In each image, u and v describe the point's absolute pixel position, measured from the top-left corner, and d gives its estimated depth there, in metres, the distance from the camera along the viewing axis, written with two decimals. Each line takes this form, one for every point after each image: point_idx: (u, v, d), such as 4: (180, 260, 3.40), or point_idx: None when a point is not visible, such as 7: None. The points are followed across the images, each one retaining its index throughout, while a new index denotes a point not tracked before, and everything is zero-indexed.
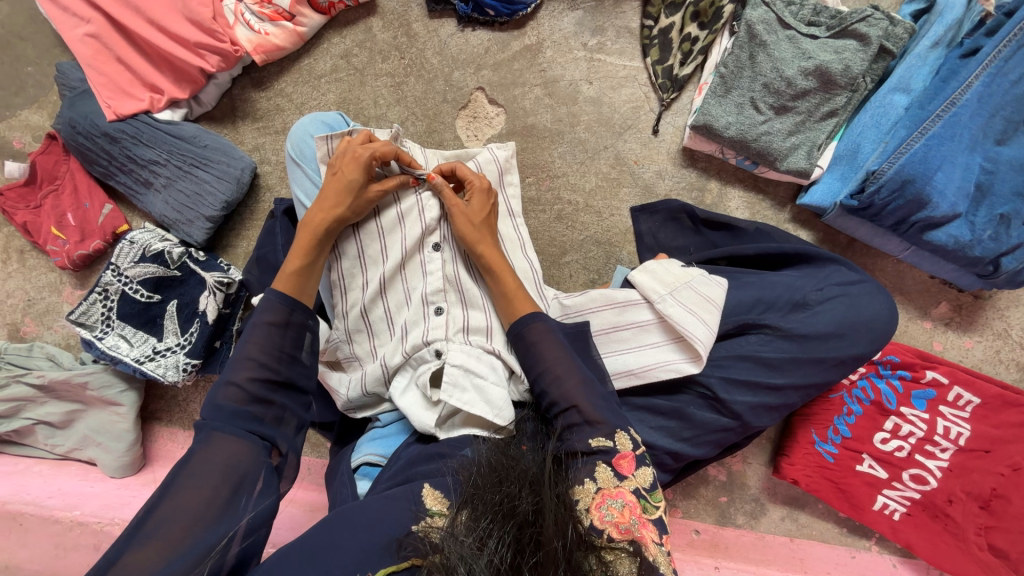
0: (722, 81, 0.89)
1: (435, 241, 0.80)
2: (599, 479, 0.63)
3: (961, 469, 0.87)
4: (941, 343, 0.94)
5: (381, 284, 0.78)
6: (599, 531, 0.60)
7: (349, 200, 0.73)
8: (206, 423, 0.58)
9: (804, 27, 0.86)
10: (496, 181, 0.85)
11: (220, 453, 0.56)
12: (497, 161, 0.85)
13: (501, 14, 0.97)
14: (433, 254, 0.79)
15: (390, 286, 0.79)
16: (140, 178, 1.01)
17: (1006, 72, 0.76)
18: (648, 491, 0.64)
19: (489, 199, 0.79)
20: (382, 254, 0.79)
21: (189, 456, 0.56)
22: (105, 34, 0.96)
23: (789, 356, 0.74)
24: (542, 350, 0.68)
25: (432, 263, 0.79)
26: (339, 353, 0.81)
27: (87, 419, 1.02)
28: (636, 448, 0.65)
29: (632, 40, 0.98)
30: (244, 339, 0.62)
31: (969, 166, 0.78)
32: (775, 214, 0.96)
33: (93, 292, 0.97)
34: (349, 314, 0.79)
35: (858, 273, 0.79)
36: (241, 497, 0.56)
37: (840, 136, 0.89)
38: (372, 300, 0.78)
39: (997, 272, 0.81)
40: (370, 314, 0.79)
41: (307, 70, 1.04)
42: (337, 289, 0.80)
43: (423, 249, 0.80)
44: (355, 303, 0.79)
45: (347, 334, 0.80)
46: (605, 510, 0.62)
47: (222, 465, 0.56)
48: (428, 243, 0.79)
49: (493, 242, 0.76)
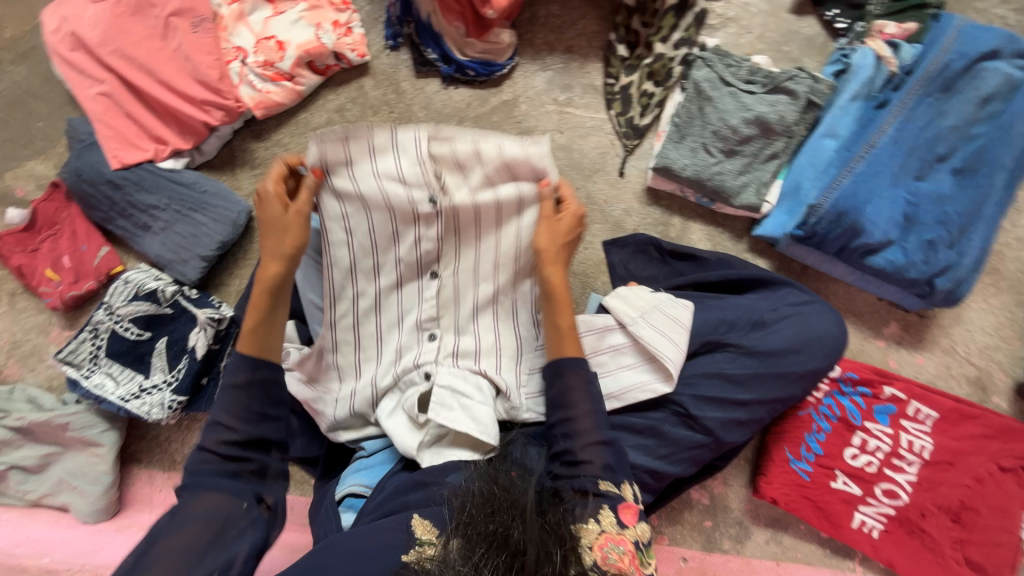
0: (677, 129, 1.01)
1: (433, 265, 0.79)
2: (601, 521, 0.67)
3: (930, 482, 0.91)
4: (896, 361, 1.00)
5: (376, 301, 0.79)
6: (601, 569, 0.63)
7: (286, 243, 0.70)
8: (191, 483, 0.65)
9: (743, 85, 0.98)
10: (526, 190, 0.75)
11: (204, 502, 0.63)
12: (520, 196, 0.76)
13: (480, 74, 1.10)
14: (432, 282, 0.79)
15: (385, 306, 0.80)
16: (139, 222, 1.06)
17: (913, 119, 0.90)
18: (645, 545, 0.69)
19: (568, 224, 0.76)
20: (375, 270, 0.78)
21: (179, 507, 0.63)
22: (118, 93, 1.05)
23: (751, 372, 0.80)
24: (569, 386, 0.73)
25: (429, 288, 0.79)
26: (324, 360, 0.81)
27: (63, 462, 1.00)
28: (638, 502, 0.70)
29: (597, 95, 1.10)
30: (216, 405, 0.68)
31: (895, 199, 0.89)
32: (734, 245, 1.05)
33: (84, 331, 1.00)
34: (341, 324, 0.79)
35: (809, 294, 0.87)
36: (228, 536, 0.62)
37: (784, 175, 0.98)
38: (364, 315, 0.79)
39: (934, 292, 0.90)
40: (360, 329, 0.80)
41: (303, 123, 1.14)
42: (326, 297, 0.78)
43: (423, 271, 0.79)
44: (348, 309, 0.79)
45: (333, 343, 0.80)
46: (607, 553, 0.65)
47: (206, 512, 0.62)
48: (427, 269, 0.79)
49: (563, 271, 0.76)
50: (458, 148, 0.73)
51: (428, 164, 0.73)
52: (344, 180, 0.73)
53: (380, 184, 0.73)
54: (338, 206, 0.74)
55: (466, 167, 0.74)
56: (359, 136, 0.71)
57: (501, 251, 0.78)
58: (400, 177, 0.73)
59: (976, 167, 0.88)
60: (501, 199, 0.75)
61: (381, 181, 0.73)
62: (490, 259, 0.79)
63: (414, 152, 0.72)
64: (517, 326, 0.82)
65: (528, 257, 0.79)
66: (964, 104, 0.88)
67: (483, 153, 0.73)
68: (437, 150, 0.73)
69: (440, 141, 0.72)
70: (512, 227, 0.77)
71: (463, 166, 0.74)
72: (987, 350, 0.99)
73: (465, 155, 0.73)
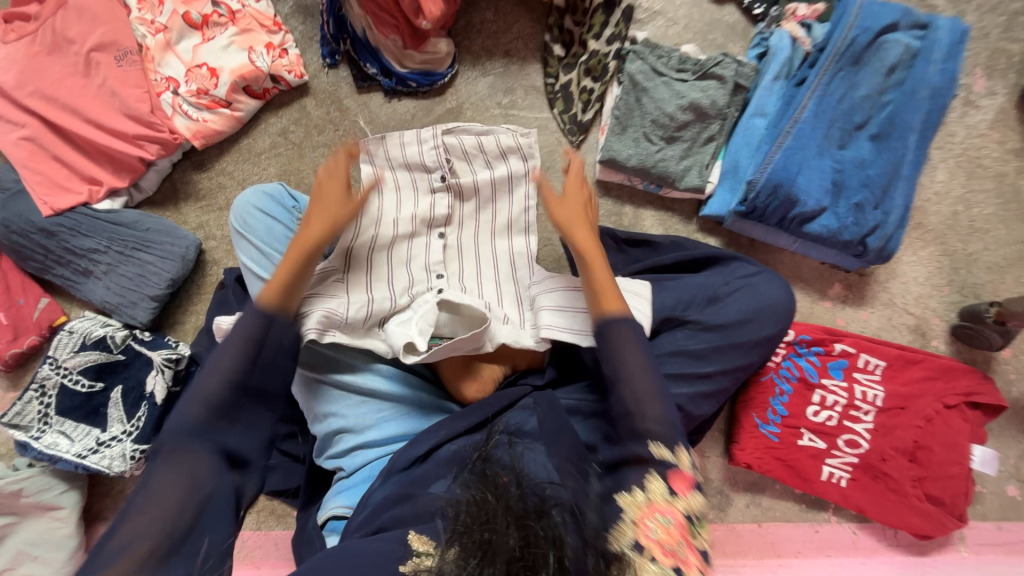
0: (618, 121, 1.04)
1: (442, 224, 0.94)
2: (648, 488, 0.67)
3: (886, 427, 0.97)
4: (844, 319, 1.07)
5: (390, 242, 0.90)
6: (642, 545, 0.64)
7: (324, 215, 0.78)
8: (162, 446, 0.66)
9: (674, 74, 1.03)
10: (521, 169, 0.96)
11: (177, 475, 0.64)
12: (513, 174, 0.96)
13: (422, 85, 1.11)
14: (439, 240, 0.93)
15: (398, 248, 0.91)
16: (79, 268, 1.01)
17: (830, 93, 0.96)
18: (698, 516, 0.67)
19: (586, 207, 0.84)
20: (392, 224, 0.91)
21: (150, 476, 0.64)
22: (41, 136, 1.00)
23: (711, 345, 0.84)
24: (622, 354, 0.72)
25: (435, 243, 0.93)
26: (330, 279, 0.85)
27: (19, 532, 0.94)
28: (694, 470, 0.69)
29: (539, 96, 1.13)
30: (210, 365, 0.69)
31: (822, 169, 0.95)
32: (685, 227, 1.10)
33: (29, 390, 0.94)
34: (354, 252, 0.87)
35: (756, 266, 0.92)
36: (204, 516, 0.66)
37: (722, 156, 1.03)
38: (381, 249, 0.89)
39: (867, 251, 0.96)
40: (375, 257, 0.88)
41: (246, 149, 1.12)
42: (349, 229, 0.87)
43: (431, 228, 0.94)
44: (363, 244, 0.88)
45: (346, 268, 0.86)
46: (651, 526, 0.65)
47: (182, 491, 0.64)
48: (434, 228, 0.94)
49: (590, 231, 0.81)
50: (465, 140, 0.94)
51: (443, 150, 0.93)
52: (380, 162, 0.93)
53: (406, 164, 0.94)
54: (373, 180, 0.92)
55: (473, 160, 0.95)
56: (391, 135, 0.93)
57: (503, 215, 0.97)
58: (419, 159, 0.94)
59: (889, 131, 0.95)
60: (500, 175, 0.95)
61: (404, 158, 0.93)
62: (493, 220, 0.96)
63: (430, 136, 0.93)
64: (516, 269, 0.95)
65: (525, 220, 0.96)
66: (873, 75, 0.95)
67: (486, 144, 0.94)
68: (450, 142, 0.94)
69: (456, 136, 0.94)
70: (507, 199, 0.96)
71: (470, 155, 0.95)
72: (922, 299, 1.07)
73: (472, 145, 0.94)
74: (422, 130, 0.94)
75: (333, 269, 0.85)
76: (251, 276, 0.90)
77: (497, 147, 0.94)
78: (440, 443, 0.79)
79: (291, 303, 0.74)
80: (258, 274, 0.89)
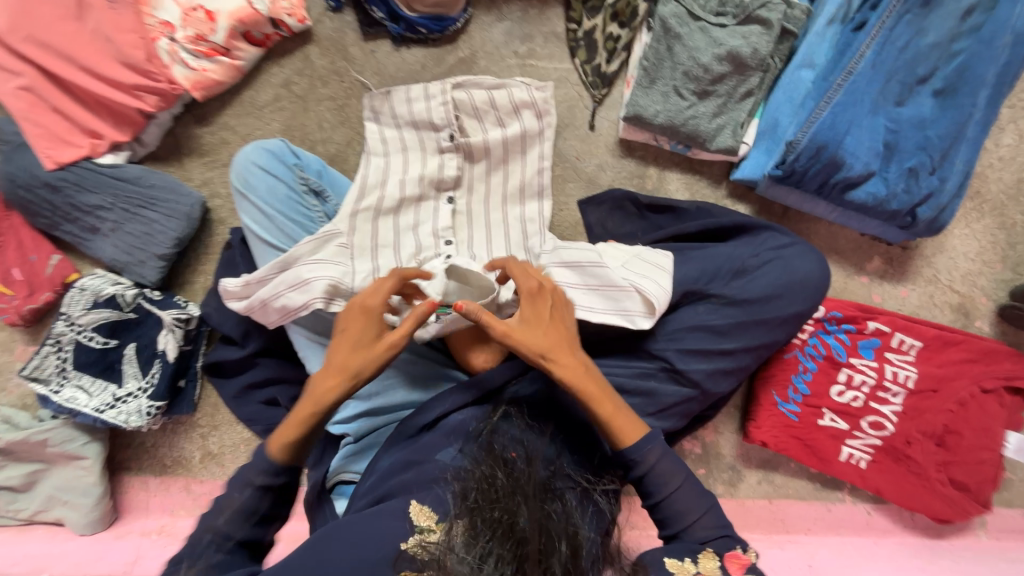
0: (646, 73, 0.95)
1: (452, 187, 0.90)
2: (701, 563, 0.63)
3: (915, 410, 0.93)
4: (880, 295, 1.00)
5: (397, 204, 0.87)
6: None
7: (342, 363, 0.69)
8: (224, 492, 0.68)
9: (713, 18, 0.92)
10: (534, 125, 0.92)
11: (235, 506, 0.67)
12: (526, 131, 0.92)
13: (432, 31, 1.02)
14: (447, 205, 0.89)
15: (405, 210, 0.88)
16: (86, 225, 0.99)
17: (893, 40, 0.84)
18: None
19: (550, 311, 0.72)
20: (397, 188, 0.87)
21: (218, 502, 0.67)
22: (37, 84, 0.95)
23: (735, 320, 0.79)
24: (659, 475, 0.67)
25: (444, 207, 0.89)
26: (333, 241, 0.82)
27: (49, 478, 0.99)
28: (750, 556, 0.65)
29: (560, 44, 1.03)
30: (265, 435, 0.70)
31: (875, 129, 0.86)
32: (713, 192, 1.02)
33: (46, 344, 0.95)
34: (361, 215, 0.85)
35: (789, 236, 0.84)
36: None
37: (760, 114, 0.94)
38: (388, 212, 0.86)
39: (916, 222, 0.88)
40: (381, 221, 0.86)
41: (248, 102, 1.06)
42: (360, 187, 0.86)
43: (441, 191, 0.90)
44: (370, 207, 0.85)
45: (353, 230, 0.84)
46: None
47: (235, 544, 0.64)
48: (443, 194, 0.90)
49: (569, 347, 0.70)
50: (477, 96, 0.91)
51: (453, 108, 0.90)
52: (386, 122, 0.91)
53: (414, 123, 0.91)
54: (380, 143, 0.90)
55: (484, 118, 0.92)
56: (397, 88, 0.91)
57: (515, 179, 0.92)
58: (429, 120, 0.90)
59: (956, 87, 0.84)
60: (513, 133, 0.91)
61: (411, 117, 0.91)
62: (506, 182, 0.92)
63: (440, 97, 0.90)
64: (528, 237, 0.91)
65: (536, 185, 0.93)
66: (946, 18, 0.82)
67: (498, 99, 0.91)
68: (460, 98, 0.91)
69: (466, 91, 0.91)
70: (520, 161, 0.92)
71: (480, 112, 0.91)
72: (969, 276, 0.99)
73: (483, 102, 0.91)
74: (430, 85, 0.90)
75: (336, 233, 0.82)
76: (253, 238, 0.88)
77: (510, 103, 0.91)
78: (447, 413, 0.78)
79: (300, 459, 0.69)
80: (261, 237, 0.87)
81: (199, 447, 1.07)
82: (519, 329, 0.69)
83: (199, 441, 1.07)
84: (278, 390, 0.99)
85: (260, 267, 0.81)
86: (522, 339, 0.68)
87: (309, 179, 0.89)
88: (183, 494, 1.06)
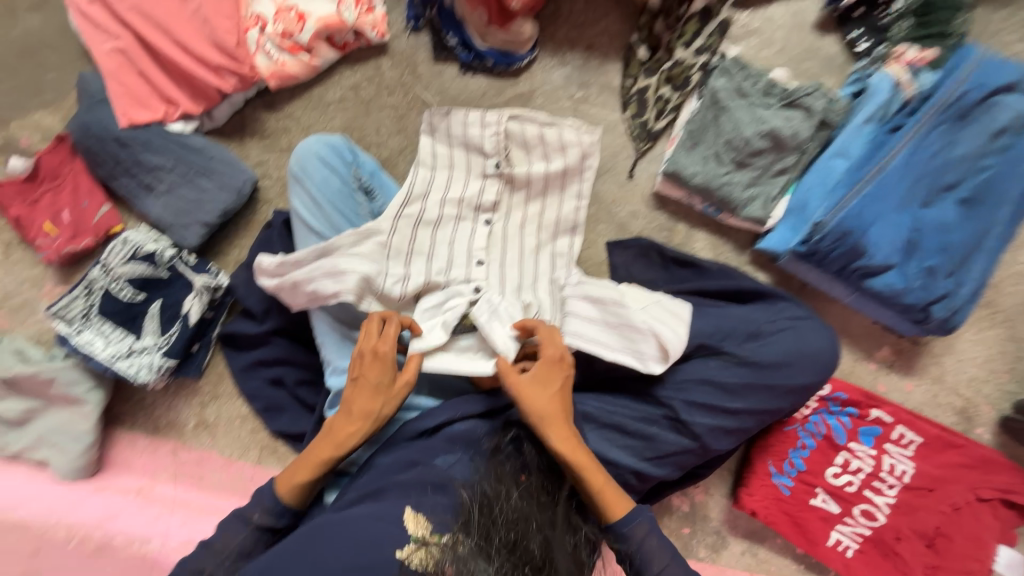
0: (690, 136, 1.01)
1: (490, 211, 0.94)
2: None
3: (907, 506, 0.92)
4: (885, 384, 1.02)
5: (437, 218, 0.91)
6: None
7: (357, 410, 0.75)
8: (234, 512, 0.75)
9: (759, 97, 0.98)
10: (576, 164, 0.95)
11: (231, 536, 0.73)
12: (568, 168, 0.95)
13: (499, 64, 1.09)
14: (485, 226, 0.93)
15: (443, 224, 0.92)
16: (143, 182, 1.05)
17: (925, 146, 0.91)
18: None
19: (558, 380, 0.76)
20: (439, 204, 0.92)
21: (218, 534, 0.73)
22: (131, 50, 1.03)
23: (743, 382, 0.81)
24: (649, 553, 0.70)
25: (482, 229, 0.93)
26: (374, 241, 0.86)
27: (46, 417, 1.00)
28: None
29: (614, 96, 1.10)
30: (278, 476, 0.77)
31: (898, 224, 0.90)
32: (736, 256, 1.06)
33: (77, 287, 0.98)
34: (403, 220, 0.89)
35: (806, 311, 0.87)
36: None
37: (791, 191, 0.98)
38: (427, 224, 0.91)
39: (929, 319, 0.91)
40: (418, 231, 0.90)
41: (316, 97, 1.13)
42: (406, 193, 0.90)
43: (479, 213, 0.94)
44: (413, 215, 0.90)
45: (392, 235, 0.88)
46: None
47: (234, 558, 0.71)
48: (482, 216, 0.94)
49: (564, 423, 0.73)
50: (528, 130, 0.94)
51: (503, 138, 0.93)
52: (440, 140, 0.94)
53: (465, 143, 0.94)
54: (430, 157, 0.93)
55: (531, 150, 0.95)
56: (456, 110, 0.93)
57: (551, 214, 0.96)
58: (480, 145, 0.93)
59: (982, 198, 0.89)
60: (556, 169, 0.95)
61: (464, 137, 0.93)
62: (540, 215, 0.96)
63: (494, 126, 0.92)
64: (553, 270, 0.95)
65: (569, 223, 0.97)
66: (977, 135, 0.88)
67: (547, 136, 0.94)
68: (512, 129, 0.94)
69: (520, 123, 0.94)
70: (558, 199, 0.97)
71: (529, 147, 0.95)
72: (976, 381, 1.00)
73: (533, 135, 0.94)
74: (488, 113, 0.92)
75: (377, 233, 0.87)
76: (299, 222, 0.92)
77: (559, 141, 0.94)
78: (452, 420, 0.79)
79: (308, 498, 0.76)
80: (307, 222, 0.91)
81: (196, 413, 1.08)
82: (522, 388, 0.74)
83: (197, 408, 1.08)
84: (286, 371, 1.01)
85: (298, 250, 0.85)
86: (524, 399, 0.73)
87: (363, 177, 0.95)
88: (170, 458, 1.07)
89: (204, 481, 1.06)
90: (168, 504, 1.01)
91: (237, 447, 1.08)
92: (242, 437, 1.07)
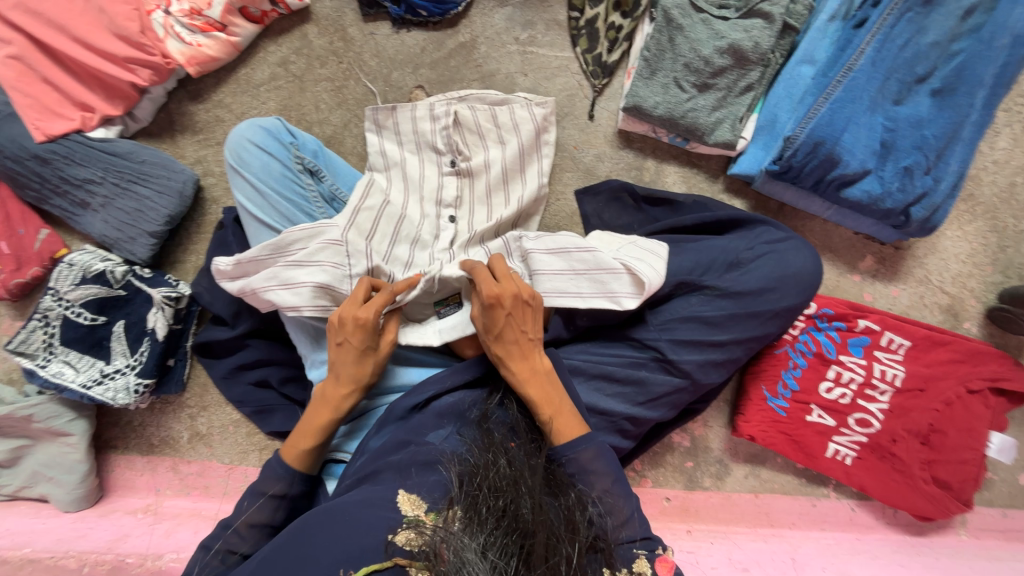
0: (647, 64, 0.94)
1: (452, 207, 0.89)
2: None
3: (901, 408, 0.93)
4: (871, 294, 1.01)
5: (401, 211, 0.87)
6: None
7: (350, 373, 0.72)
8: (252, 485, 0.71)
9: (716, 10, 0.91)
10: (532, 140, 0.93)
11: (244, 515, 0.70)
12: (521, 144, 0.92)
13: (433, 14, 1.00)
14: (449, 224, 0.88)
15: (406, 223, 0.86)
16: (76, 199, 0.97)
17: (893, 37, 0.84)
18: None
19: (506, 306, 0.71)
20: (403, 201, 0.88)
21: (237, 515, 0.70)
22: (28, 55, 0.93)
23: (727, 313, 0.79)
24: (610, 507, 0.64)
25: (447, 230, 0.88)
26: (326, 235, 0.79)
27: (34, 454, 0.97)
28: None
29: (562, 32, 1.02)
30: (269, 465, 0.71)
31: (872, 126, 0.85)
32: (709, 185, 1.02)
33: (32, 319, 0.93)
34: (363, 214, 0.83)
35: (785, 231, 0.85)
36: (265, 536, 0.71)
37: (759, 109, 0.95)
38: (388, 216, 0.85)
39: (909, 221, 0.88)
40: (377, 232, 0.83)
41: (245, 80, 1.04)
42: (372, 187, 0.86)
43: (441, 208, 0.89)
44: (374, 207, 0.84)
45: (348, 229, 0.80)
46: None
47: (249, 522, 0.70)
48: (445, 213, 0.88)
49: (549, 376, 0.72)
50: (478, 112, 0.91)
51: (453, 131, 0.89)
52: (388, 137, 0.91)
53: (416, 140, 0.90)
54: (381, 159, 0.90)
55: (485, 135, 0.91)
56: (403, 105, 0.90)
57: (517, 197, 0.91)
58: (428, 129, 0.90)
59: (955, 86, 0.85)
60: (512, 151, 0.91)
61: (415, 121, 0.90)
62: (507, 206, 0.90)
63: (443, 121, 0.89)
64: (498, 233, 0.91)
65: (532, 206, 0.94)
66: (947, 18, 0.82)
67: (500, 116, 0.91)
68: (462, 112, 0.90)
69: (469, 106, 0.90)
70: (520, 182, 0.92)
71: (482, 128, 0.91)
72: (960, 277, 1.00)
73: (485, 118, 0.90)
74: (435, 104, 0.90)
75: (331, 228, 0.80)
76: (248, 217, 0.87)
77: (511, 120, 0.91)
78: (438, 394, 0.78)
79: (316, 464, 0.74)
80: (255, 216, 0.86)
81: (187, 427, 1.06)
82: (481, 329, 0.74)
83: (187, 421, 1.06)
84: (268, 371, 0.98)
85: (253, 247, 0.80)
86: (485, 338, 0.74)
87: (305, 158, 0.88)
88: (170, 474, 1.06)
89: (210, 490, 1.06)
90: (181, 517, 1.02)
91: (235, 452, 1.06)
92: (238, 443, 1.06)
